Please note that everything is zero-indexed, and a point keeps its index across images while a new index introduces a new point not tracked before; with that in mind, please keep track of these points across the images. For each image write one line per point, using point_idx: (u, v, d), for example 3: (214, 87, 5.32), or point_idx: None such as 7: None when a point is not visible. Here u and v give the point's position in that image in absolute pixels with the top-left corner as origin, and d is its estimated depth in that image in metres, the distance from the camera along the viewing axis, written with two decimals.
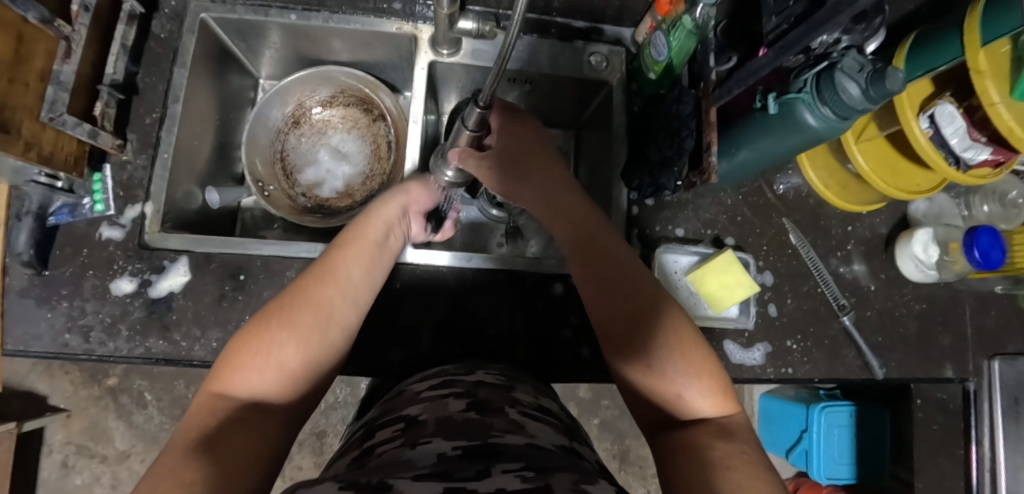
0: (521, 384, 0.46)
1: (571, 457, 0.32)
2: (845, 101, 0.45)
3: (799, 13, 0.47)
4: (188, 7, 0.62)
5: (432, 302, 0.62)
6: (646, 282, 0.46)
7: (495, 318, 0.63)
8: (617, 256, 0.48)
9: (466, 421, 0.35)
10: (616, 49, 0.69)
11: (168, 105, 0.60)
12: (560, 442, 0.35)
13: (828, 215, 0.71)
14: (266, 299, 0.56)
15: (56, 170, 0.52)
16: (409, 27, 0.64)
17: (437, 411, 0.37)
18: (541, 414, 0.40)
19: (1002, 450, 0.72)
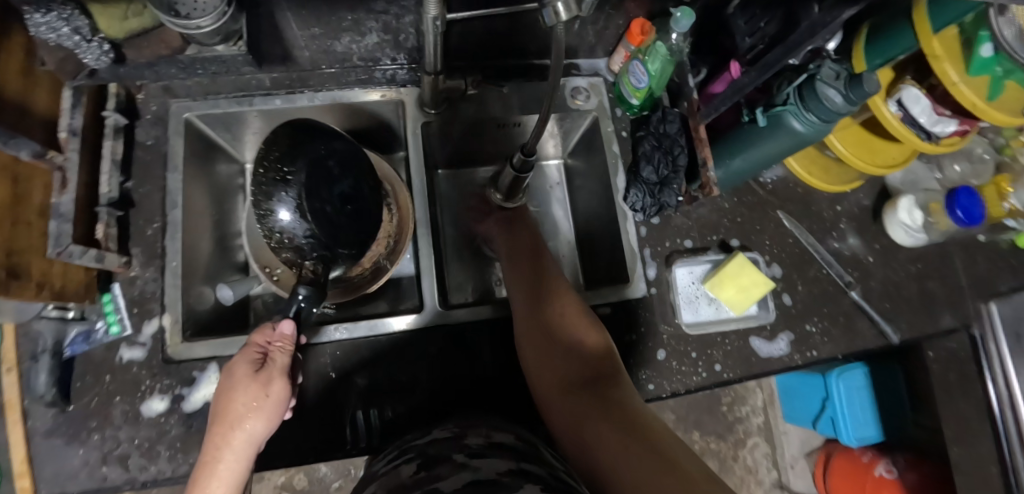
0: (475, 428, 0.50)
1: (510, 481, 0.37)
2: (827, 108, 0.48)
3: (772, 33, 0.51)
4: (170, 110, 0.61)
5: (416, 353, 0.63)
6: (562, 318, 0.57)
7: (489, 352, 0.64)
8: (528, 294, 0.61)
9: (415, 481, 0.39)
10: (596, 81, 0.71)
11: (167, 211, 0.59)
12: (505, 468, 0.39)
13: (817, 199, 0.75)
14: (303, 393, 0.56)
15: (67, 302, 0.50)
16: (393, 94, 0.66)
17: (389, 481, 0.41)
18: (492, 450, 0.44)
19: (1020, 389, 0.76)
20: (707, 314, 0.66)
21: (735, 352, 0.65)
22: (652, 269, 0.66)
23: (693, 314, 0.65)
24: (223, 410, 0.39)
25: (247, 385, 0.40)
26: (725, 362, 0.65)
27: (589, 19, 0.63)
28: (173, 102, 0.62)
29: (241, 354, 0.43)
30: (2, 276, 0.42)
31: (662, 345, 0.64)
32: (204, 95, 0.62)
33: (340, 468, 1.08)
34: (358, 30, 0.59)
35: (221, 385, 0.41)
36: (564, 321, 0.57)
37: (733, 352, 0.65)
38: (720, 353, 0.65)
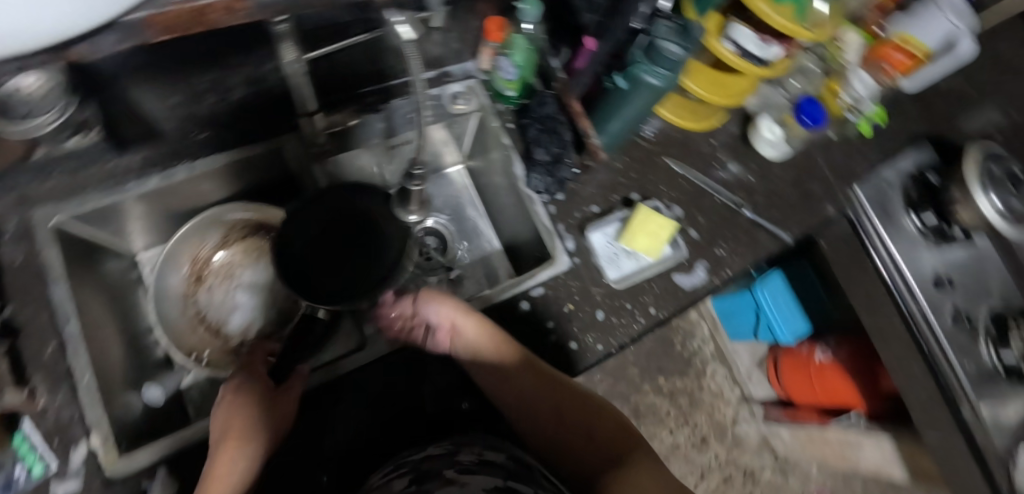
0: (467, 445, 0.53)
1: None
2: (670, 58, 0.54)
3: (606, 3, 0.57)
4: (33, 221, 0.56)
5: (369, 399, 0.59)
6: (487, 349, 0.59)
7: (441, 375, 0.62)
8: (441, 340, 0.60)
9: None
10: (473, 82, 0.73)
11: (61, 328, 0.54)
12: (490, 484, 0.44)
13: (693, 138, 0.83)
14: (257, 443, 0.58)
15: None
16: (274, 141, 0.63)
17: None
18: (481, 467, 0.47)
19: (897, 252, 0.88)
20: (629, 267, 0.71)
21: (664, 292, 0.71)
22: (569, 240, 0.71)
23: (618, 270, 0.70)
24: (221, 468, 0.48)
25: (249, 448, 0.50)
26: (658, 304, 0.71)
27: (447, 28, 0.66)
28: (35, 212, 0.56)
29: (228, 422, 0.52)
30: None
31: (599, 306, 0.68)
32: (69, 196, 0.58)
33: None
34: None
35: (217, 450, 0.50)
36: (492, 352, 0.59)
37: (661, 292, 0.71)
38: (650, 297, 0.71)
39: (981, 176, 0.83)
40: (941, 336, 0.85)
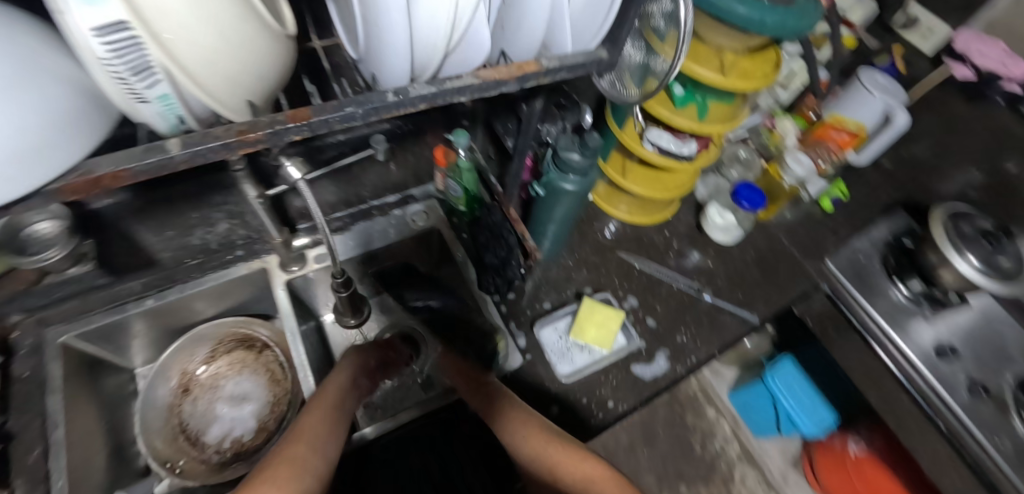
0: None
1: None
2: (574, 164, 0.64)
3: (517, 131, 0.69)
4: (44, 339, 0.63)
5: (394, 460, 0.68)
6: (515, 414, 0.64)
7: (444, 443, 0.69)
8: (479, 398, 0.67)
9: None
10: (432, 202, 0.83)
11: (50, 433, 0.59)
12: None
13: (646, 231, 0.89)
14: None
15: None
16: (257, 263, 0.73)
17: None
18: None
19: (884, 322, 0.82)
20: (582, 361, 0.72)
21: (622, 382, 0.71)
22: (522, 338, 0.74)
23: (570, 365, 0.72)
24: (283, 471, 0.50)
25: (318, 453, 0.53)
26: (616, 396, 0.70)
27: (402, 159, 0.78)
28: (46, 329, 0.64)
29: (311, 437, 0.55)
30: None
31: (554, 401, 0.69)
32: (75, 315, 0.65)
33: None
34: (206, 221, 0.68)
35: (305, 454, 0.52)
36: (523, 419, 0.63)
37: (619, 384, 0.71)
38: (608, 388, 0.71)
39: (952, 237, 0.78)
40: (959, 412, 0.74)
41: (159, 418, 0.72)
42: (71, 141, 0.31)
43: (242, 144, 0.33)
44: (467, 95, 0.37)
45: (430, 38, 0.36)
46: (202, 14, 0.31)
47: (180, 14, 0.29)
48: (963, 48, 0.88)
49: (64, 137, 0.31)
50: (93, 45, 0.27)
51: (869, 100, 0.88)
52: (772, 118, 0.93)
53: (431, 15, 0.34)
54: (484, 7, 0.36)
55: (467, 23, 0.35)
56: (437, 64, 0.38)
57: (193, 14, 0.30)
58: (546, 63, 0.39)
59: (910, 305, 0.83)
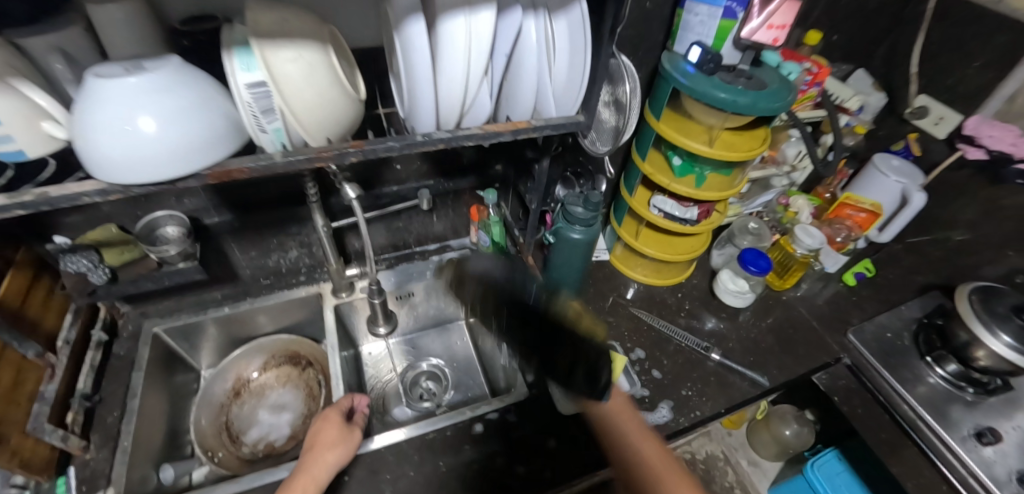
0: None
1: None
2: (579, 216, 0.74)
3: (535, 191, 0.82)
4: (142, 328, 0.79)
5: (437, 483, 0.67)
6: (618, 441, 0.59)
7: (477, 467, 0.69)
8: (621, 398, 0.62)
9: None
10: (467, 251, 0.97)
11: (128, 401, 0.71)
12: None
13: (660, 292, 0.94)
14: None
15: (32, 474, 0.59)
16: (314, 288, 0.87)
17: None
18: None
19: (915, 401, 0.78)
20: None
21: None
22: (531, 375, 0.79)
23: None
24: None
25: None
26: None
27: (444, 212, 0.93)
28: (146, 322, 0.80)
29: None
30: None
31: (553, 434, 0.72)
32: (169, 313, 0.82)
33: None
34: (282, 248, 0.83)
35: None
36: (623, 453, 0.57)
37: None
38: None
39: (978, 314, 0.74)
40: None
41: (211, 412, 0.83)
42: (219, 146, 0.42)
43: (318, 161, 0.46)
44: (473, 142, 0.50)
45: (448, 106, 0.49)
46: (309, 79, 0.43)
47: (291, 79, 0.43)
48: (971, 134, 0.86)
49: (212, 143, 0.42)
50: (243, 95, 0.42)
51: (884, 182, 0.92)
52: (785, 197, 1.00)
53: (449, 89, 0.47)
54: (488, 85, 0.50)
55: (474, 96, 0.49)
56: (455, 125, 0.51)
57: (303, 77, 0.43)
58: (536, 123, 0.52)
59: (951, 391, 0.79)
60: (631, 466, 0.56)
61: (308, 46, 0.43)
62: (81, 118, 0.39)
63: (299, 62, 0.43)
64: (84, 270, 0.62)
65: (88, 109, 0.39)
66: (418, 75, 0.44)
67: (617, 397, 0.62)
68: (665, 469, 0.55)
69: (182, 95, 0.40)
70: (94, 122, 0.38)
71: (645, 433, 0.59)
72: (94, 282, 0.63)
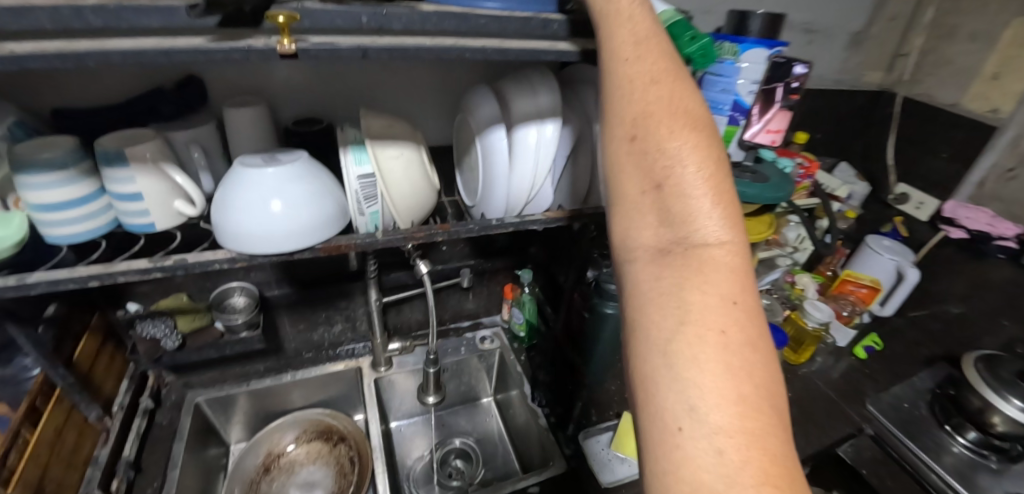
0: None
1: None
2: (613, 293, 0.79)
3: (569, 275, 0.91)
4: (185, 397, 0.80)
5: None
6: (645, 238, 0.36)
7: None
8: (714, 176, 0.35)
9: None
10: (498, 329, 1.03)
11: (168, 471, 0.70)
12: None
13: None
14: None
15: None
16: (353, 362, 0.91)
17: None
18: None
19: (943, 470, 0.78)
20: (624, 472, 0.76)
21: None
22: (568, 447, 0.80)
23: (611, 474, 0.75)
24: None
25: None
26: None
27: (479, 291, 1.01)
28: (190, 391, 0.81)
29: None
30: None
31: None
32: (213, 384, 0.83)
33: None
34: (328, 322, 0.89)
35: None
36: (648, 280, 0.35)
37: None
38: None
39: (988, 380, 0.79)
40: None
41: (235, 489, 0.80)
42: (332, 223, 0.49)
43: (412, 241, 0.53)
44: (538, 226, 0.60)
45: (518, 194, 0.59)
46: (406, 173, 0.53)
47: (394, 172, 0.52)
48: (951, 215, 1.05)
49: (327, 220, 0.48)
50: (353, 184, 0.50)
51: (879, 261, 1.02)
52: (792, 275, 1.06)
53: (519, 183, 0.58)
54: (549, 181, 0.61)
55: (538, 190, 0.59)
56: (520, 212, 0.61)
57: (403, 173, 0.52)
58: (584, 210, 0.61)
59: (977, 459, 0.80)
60: (650, 293, 0.34)
61: (408, 146, 0.53)
62: (226, 200, 0.46)
63: (400, 159, 0.52)
64: (157, 336, 0.69)
65: (236, 190, 0.46)
66: (497, 173, 0.56)
67: (709, 160, 0.35)
68: (718, 322, 0.31)
69: (309, 182, 0.48)
70: (238, 202, 0.45)
71: (724, 248, 0.34)
72: (165, 347, 0.70)
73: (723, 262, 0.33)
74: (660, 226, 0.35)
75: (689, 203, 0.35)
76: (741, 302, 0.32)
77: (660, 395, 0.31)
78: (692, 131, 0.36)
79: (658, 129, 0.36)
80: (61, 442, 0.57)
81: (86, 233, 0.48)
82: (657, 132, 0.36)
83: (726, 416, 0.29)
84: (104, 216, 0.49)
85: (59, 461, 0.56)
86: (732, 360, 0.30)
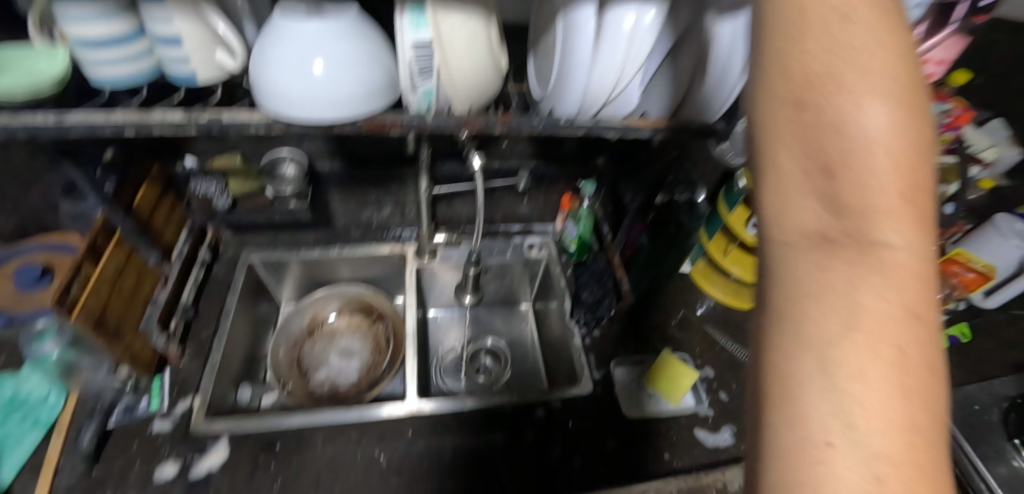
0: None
1: None
2: (684, 224, 0.72)
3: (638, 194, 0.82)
4: (239, 255, 0.83)
5: (492, 451, 0.67)
6: (796, 205, 0.26)
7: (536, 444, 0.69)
8: (917, 133, 0.25)
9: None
10: (548, 239, 0.96)
11: (220, 320, 0.75)
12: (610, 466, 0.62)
13: (737, 315, 0.89)
14: (320, 448, 0.64)
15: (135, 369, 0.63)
16: (399, 247, 0.89)
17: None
18: None
19: (994, 479, 0.71)
20: (649, 406, 0.74)
21: (677, 438, 0.71)
22: (597, 372, 0.79)
23: (635, 405, 0.75)
24: None
25: None
26: (674, 450, 0.70)
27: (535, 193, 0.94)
28: (243, 250, 0.84)
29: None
30: (112, 329, 0.58)
31: (612, 434, 0.71)
32: (265, 246, 0.85)
33: None
34: (377, 202, 0.87)
35: None
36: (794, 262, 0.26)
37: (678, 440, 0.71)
38: (665, 440, 0.71)
39: None
40: None
41: (281, 344, 0.86)
42: (381, 95, 0.43)
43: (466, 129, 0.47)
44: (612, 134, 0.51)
45: (596, 94, 0.49)
46: (469, 48, 0.44)
47: (457, 43, 0.43)
48: None
49: (375, 92, 0.42)
50: (408, 54, 0.42)
51: (1004, 246, 0.84)
52: None
53: (602, 79, 0.48)
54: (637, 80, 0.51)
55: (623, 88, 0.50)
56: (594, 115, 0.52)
57: (465, 46, 0.44)
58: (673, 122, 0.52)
59: None
60: (795, 281, 0.25)
61: (476, 14, 0.44)
62: (266, 55, 0.41)
63: (465, 29, 0.43)
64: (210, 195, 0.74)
65: (275, 43, 0.40)
66: (577, 67, 0.46)
67: (914, 108, 0.25)
68: (893, 328, 0.23)
69: (357, 44, 0.41)
70: (279, 58, 0.40)
71: (909, 237, 0.25)
72: (219, 206, 0.76)
73: (907, 259, 0.24)
74: (819, 198, 0.26)
75: (873, 161, 0.25)
76: (923, 309, 0.24)
77: (800, 401, 0.23)
78: (899, 65, 0.26)
79: (844, 47, 0.26)
80: (122, 279, 0.61)
81: (123, 78, 0.44)
82: (842, 53, 0.26)
83: (893, 443, 0.21)
84: (145, 61, 0.45)
85: (121, 296, 0.60)
86: (906, 376, 0.22)
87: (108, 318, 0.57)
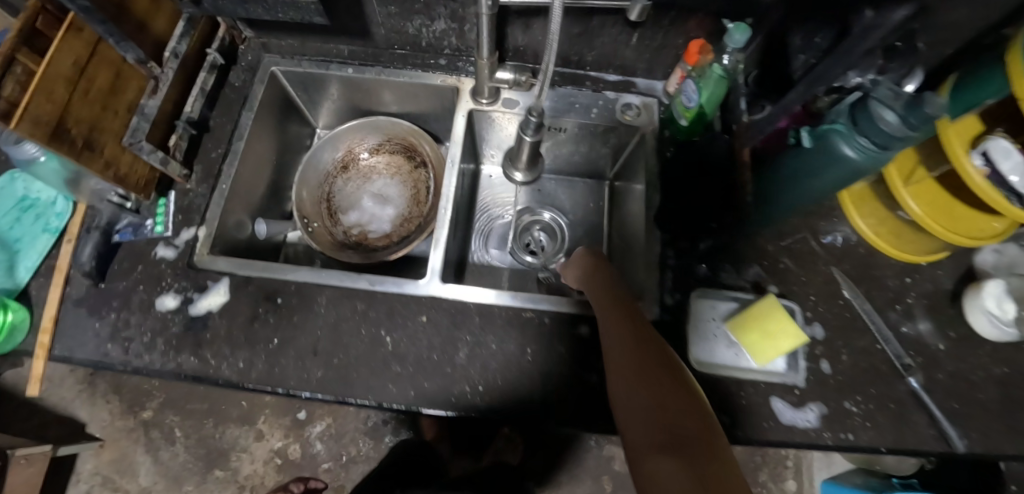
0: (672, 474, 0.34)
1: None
2: (882, 129, 0.43)
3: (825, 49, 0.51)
4: (261, 61, 0.69)
5: (516, 363, 0.57)
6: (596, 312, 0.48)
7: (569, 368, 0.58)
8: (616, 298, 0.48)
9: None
10: (649, 100, 0.72)
11: (233, 142, 0.64)
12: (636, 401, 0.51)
13: (881, 265, 0.66)
14: (319, 312, 0.58)
15: (127, 190, 0.57)
16: (453, 80, 0.70)
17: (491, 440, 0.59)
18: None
19: None
20: (724, 358, 0.59)
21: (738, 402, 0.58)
22: (670, 296, 0.62)
23: (708, 352, 0.60)
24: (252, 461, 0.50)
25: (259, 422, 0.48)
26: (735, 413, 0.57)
27: (648, 36, 0.66)
28: (266, 55, 0.69)
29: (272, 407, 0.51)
30: (80, 144, 0.49)
31: None
32: (292, 55, 0.69)
33: (333, 451, 1.09)
34: (428, 14, 0.64)
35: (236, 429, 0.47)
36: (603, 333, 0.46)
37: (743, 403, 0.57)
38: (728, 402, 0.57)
39: None
40: None
41: (310, 172, 0.75)
42: None
43: None
44: None
45: None
46: None
47: None
48: None
49: None
50: None
51: None
52: None
53: None
54: None
55: None
56: None
57: None
58: None
59: None
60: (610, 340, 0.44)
61: None
62: None
63: None
64: None
65: None
66: None
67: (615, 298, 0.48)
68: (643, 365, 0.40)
69: None
70: None
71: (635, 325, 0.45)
72: None
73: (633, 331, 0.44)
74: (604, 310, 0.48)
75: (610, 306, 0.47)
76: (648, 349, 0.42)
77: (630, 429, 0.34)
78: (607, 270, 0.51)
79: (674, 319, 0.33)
80: (90, 81, 0.50)
81: None
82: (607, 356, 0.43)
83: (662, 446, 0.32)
84: None
85: (89, 104, 0.50)
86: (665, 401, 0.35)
87: (71, 129, 0.48)
